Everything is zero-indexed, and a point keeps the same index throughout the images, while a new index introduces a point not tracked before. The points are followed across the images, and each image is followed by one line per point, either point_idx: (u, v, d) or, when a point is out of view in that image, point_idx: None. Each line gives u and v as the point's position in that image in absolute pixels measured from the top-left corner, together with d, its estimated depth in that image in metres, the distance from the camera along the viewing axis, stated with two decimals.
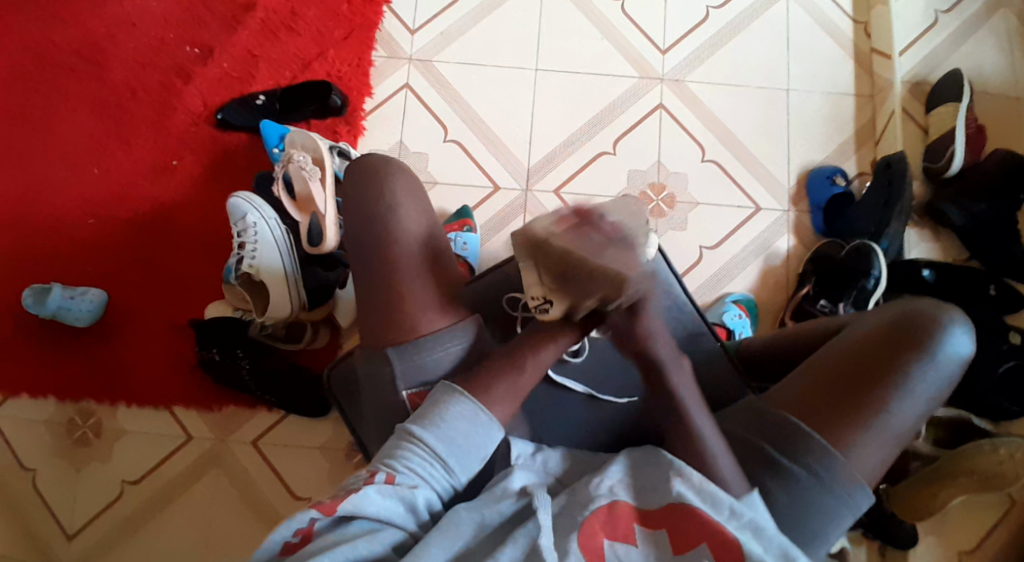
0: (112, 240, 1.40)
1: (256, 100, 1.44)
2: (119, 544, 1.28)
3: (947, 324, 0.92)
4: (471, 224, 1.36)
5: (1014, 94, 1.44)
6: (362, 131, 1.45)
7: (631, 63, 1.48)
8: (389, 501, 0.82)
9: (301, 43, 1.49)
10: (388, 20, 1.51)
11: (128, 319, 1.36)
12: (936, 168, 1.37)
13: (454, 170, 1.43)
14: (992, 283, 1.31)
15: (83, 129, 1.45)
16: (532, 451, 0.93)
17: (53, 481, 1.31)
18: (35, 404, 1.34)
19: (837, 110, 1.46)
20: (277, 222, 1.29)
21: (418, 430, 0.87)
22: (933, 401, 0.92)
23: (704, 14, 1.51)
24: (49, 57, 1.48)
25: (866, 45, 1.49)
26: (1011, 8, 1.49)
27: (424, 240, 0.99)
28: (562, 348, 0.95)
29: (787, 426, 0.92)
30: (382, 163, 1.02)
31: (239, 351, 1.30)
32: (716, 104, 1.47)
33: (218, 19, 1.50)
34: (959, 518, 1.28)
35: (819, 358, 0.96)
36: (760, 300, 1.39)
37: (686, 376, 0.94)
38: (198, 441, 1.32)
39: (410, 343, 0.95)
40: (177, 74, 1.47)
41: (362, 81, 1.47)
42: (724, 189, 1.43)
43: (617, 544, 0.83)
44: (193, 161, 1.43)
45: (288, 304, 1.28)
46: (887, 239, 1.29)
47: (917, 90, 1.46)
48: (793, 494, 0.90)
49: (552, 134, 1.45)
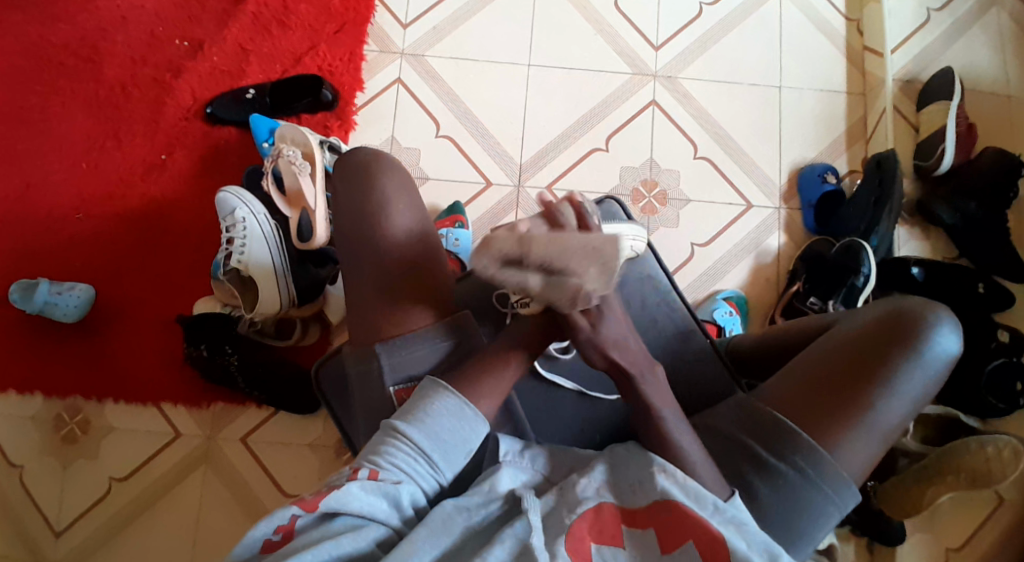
0: (100, 236, 1.38)
1: (247, 94, 1.43)
2: (107, 542, 1.27)
3: (935, 322, 0.93)
4: (463, 220, 1.35)
5: (1004, 93, 1.44)
6: (354, 126, 1.44)
7: (625, 60, 1.48)
8: (373, 496, 0.82)
9: (292, 37, 1.47)
10: (380, 15, 1.50)
11: (116, 316, 1.35)
12: (927, 166, 1.37)
13: (445, 166, 1.43)
14: (981, 281, 1.31)
15: (71, 123, 1.43)
16: (520, 449, 0.92)
17: (41, 477, 1.30)
18: (22, 401, 1.32)
19: (829, 109, 1.46)
20: (266, 217, 1.29)
21: (403, 426, 0.87)
22: (921, 399, 0.92)
23: (698, 10, 1.50)
24: (37, 50, 1.46)
25: (858, 43, 1.49)
26: (1001, 8, 1.50)
27: (415, 237, 0.99)
28: (545, 343, 0.95)
29: (776, 425, 0.92)
30: (374, 158, 1.01)
31: (227, 347, 1.29)
32: (709, 101, 1.46)
33: (208, 13, 1.48)
34: (949, 513, 1.29)
35: (806, 357, 0.96)
36: (751, 297, 1.39)
37: (661, 389, 0.91)
38: (188, 437, 1.32)
39: (397, 340, 0.95)
40: (167, 68, 1.46)
41: (354, 76, 1.46)
42: (716, 188, 1.42)
43: (604, 548, 0.82)
44: (182, 156, 1.42)
45: (276, 299, 1.27)
46: (877, 236, 1.30)
47: (909, 89, 1.46)
48: (782, 491, 0.91)
49: (544, 131, 1.44)
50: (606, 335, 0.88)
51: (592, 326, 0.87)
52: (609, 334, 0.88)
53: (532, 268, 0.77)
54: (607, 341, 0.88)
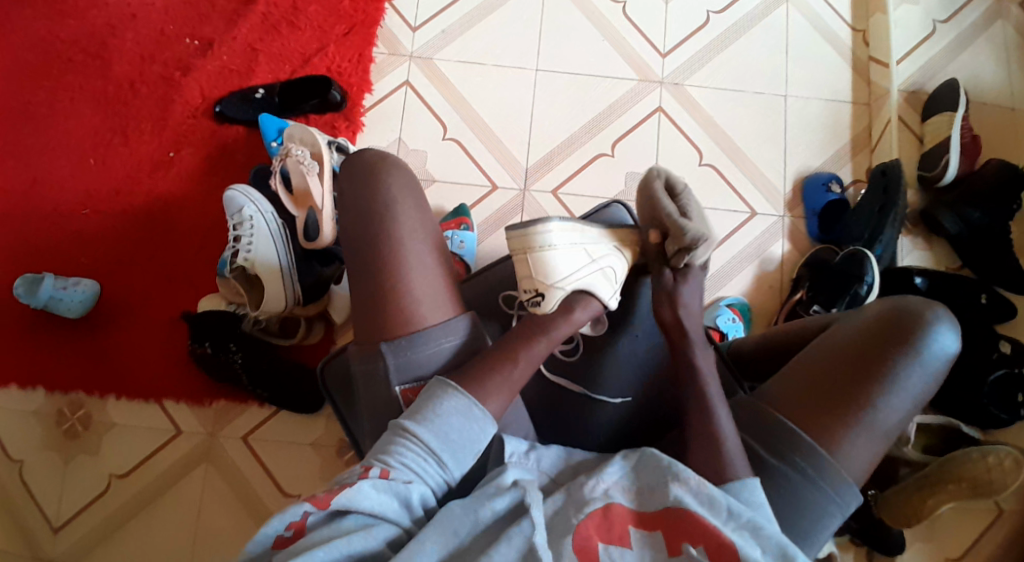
0: (106, 232, 1.39)
1: (256, 93, 1.44)
2: (106, 538, 1.27)
3: (934, 322, 0.93)
4: (468, 223, 1.36)
5: (1008, 105, 1.45)
6: (361, 127, 1.45)
7: (631, 66, 1.49)
8: (384, 496, 0.82)
9: (302, 37, 1.48)
10: (389, 18, 1.51)
11: (121, 313, 1.35)
12: (931, 176, 1.38)
13: (453, 168, 1.43)
14: (983, 292, 1.32)
15: (80, 119, 1.44)
16: (525, 450, 0.93)
17: (41, 472, 1.30)
18: (24, 396, 1.33)
19: (835, 119, 1.47)
20: (273, 216, 1.29)
21: (412, 425, 0.87)
22: (921, 398, 0.93)
23: (704, 18, 1.51)
24: (47, 46, 1.47)
25: (864, 53, 1.50)
26: (1007, 20, 1.51)
27: (421, 236, 0.99)
28: (553, 343, 0.97)
29: (778, 428, 0.92)
30: (381, 160, 1.02)
31: (231, 344, 1.29)
32: (714, 108, 1.47)
33: (218, 11, 1.49)
34: (949, 525, 1.29)
35: (805, 355, 0.96)
36: (755, 304, 1.39)
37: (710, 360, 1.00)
38: (189, 434, 1.31)
39: (405, 340, 0.95)
40: (176, 66, 1.46)
41: (362, 77, 1.47)
42: (721, 194, 1.43)
43: (612, 548, 0.82)
44: (190, 154, 1.42)
45: (282, 297, 1.27)
46: (881, 244, 1.30)
47: (914, 99, 1.47)
48: (785, 497, 0.91)
49: (550, 135, 1.45)
50: (684, 297, 1.01)
51: (675, 284, 1.01)
52: (686, 294, 1.01)
53: (678, 205, 0.99)
54: (681, 301, 1.01)
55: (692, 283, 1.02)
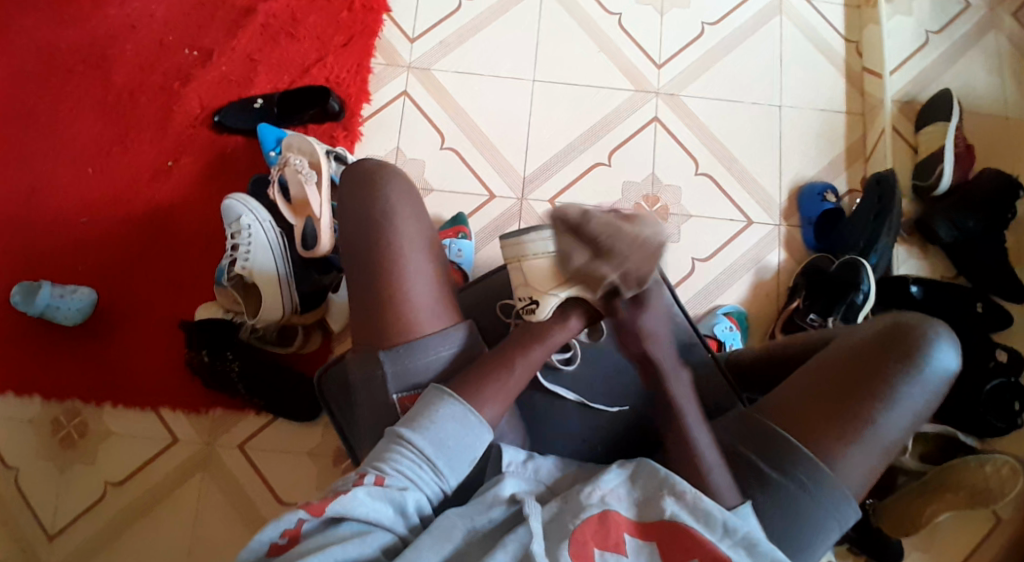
0: (104, 240, 1.39)
1: (255, 103, 1.44)
2: (102, 547, 1.26)
3: (936, 339, 0.93)
4: (466, 231, 1.36)
5: (1002, 114, 1.46)
6: (360, 137, 1.46)
7: (627, 76, 1.50)
8: (379, 502, 0.82)
9: (300, 48, 1.49)
10: (388, 29, 1.52)
11: (119, 321, 1.35)
12: (926, 186, 1.39)
13: (452, 177, 1.44)
14: (979, 300, 1.33)
15: (80, 128, 1.44)
16: (523, 460, 0.92)
17: (36, 480, 1.29)
18: (20, 403, 1.32)
19: (830, 128, 1.48)
20: (272, 225, 1.30)
21: (408, 432, 0.87)
22: (921, 415, 0.93)
23: (700, 29, 1.53)
24: (47, 55, 1.48)
25: (858, 64, 1.52)
26: (999, 31, 1.52)
27: (419, 244, 0.99)
28: (549, 348, 0.97)
29: (777, 438, 0.93)
30: (381, 168, 1.03)
31: (228, 352, 1.30)
32: (709, 117, 1.48)
33: (218, 22, 1.50)
34: (948, 532, 1.29)
35: (806, 370, 0.96)
36: (751, 312, 1.39)
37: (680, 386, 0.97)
38: (185, 443, 1.31)
39: (402, 347, 0.95)
40: (175, 76, 1.47)
41: (361, 87, 1.48)
42: (717, 203, 1.44)
43: (608, 555, 0.82)
44: (189, 163, 1.43)
45: (280, 306, 1.27)
46: (877, 253, 1.30)
47: (908, 109, 1.48)
48: (783, 507, 0.91)
49: (547, 145, 1.46)
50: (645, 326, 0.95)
51: (635, 314, 0.95)
52: (648, 323, 0.95)
53: (586, 240, 0.91)
54: (645, 333, 0.96)
55: (648, 312, 0.95)
